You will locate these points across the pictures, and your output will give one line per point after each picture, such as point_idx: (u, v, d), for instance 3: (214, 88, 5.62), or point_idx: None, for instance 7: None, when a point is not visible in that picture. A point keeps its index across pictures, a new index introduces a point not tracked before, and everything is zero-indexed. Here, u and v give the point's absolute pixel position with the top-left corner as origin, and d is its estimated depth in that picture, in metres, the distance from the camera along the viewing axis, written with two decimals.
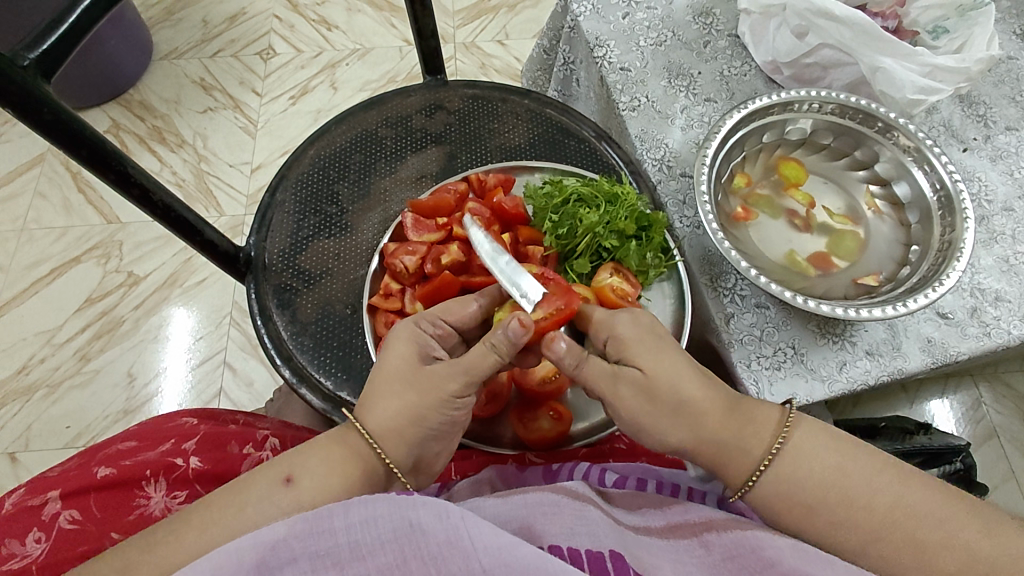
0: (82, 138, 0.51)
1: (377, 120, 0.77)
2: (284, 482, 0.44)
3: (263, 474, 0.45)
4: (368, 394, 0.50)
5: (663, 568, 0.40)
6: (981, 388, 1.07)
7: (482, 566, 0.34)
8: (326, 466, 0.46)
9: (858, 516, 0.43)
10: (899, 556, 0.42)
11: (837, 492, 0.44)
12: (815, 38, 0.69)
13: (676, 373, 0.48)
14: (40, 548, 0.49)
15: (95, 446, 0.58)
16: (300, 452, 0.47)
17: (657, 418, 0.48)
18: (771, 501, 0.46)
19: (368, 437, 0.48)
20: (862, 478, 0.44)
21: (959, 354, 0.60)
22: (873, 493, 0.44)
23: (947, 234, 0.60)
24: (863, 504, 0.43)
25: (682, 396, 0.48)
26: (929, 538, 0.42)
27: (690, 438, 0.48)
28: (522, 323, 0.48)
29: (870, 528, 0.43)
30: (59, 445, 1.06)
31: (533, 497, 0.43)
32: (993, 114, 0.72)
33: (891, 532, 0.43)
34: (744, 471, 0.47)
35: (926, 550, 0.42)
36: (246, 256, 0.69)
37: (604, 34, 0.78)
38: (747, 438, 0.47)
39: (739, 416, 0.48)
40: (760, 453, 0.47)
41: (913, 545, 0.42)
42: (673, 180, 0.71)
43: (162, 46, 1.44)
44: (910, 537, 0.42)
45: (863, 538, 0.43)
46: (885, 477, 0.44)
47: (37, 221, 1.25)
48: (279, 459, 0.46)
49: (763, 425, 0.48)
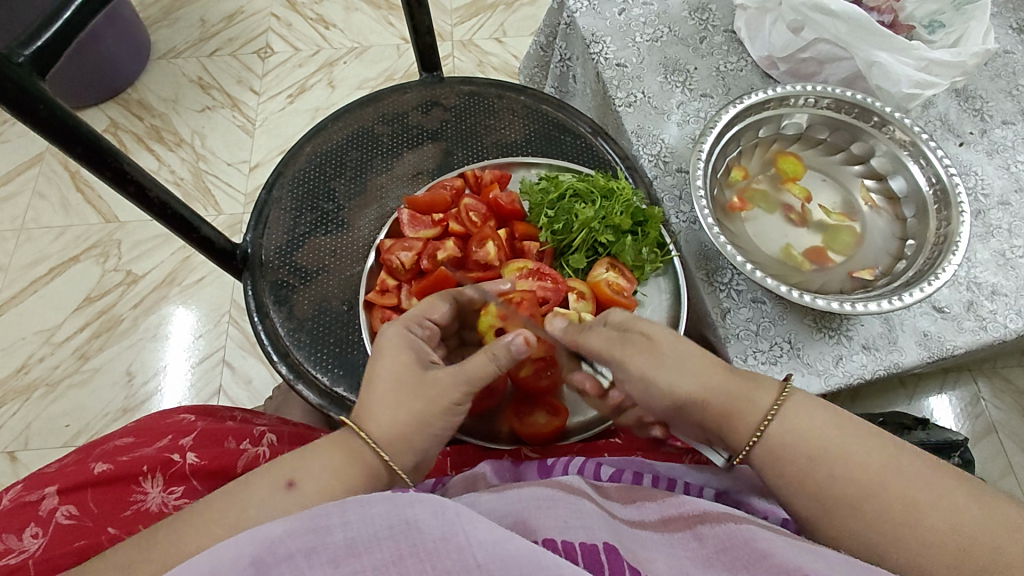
0: (78, 134, 0.51)
1: (374, 116, 0.77)
2: (286, 486, 0.44)
3: (265, 476, 0.44)
4: (371, 398, 0.49)
5: (657, 560, 0.40)
6: (979, 384, 1.07)
7: (477, 562, 0.34)
8: (328, 470, 0.45)
9: (853, 472, 0.43)
10: (891, 515, 0.42)
11: (835, 447, 0.44)
12: (812, 33, 0.69)
13: (676, 337, 0.51)
14: (37, 543, 0.49)
15: (94, 441, 0.58)
16: (302, 456, 0.46)
17: (662, 366, 0.49)
18: (770, 458, 0.46)
19: (375, 447, 0.47)
20: (857, 438, 0.44)
21: (956, 348, 0.60)
22: (868, 452, 0.44)
23: (943, 227, 0.60)
24: (858, 461, 0.43)
25: (686, 351, 0.50)
26: (921, 498, 0.42)
27: (696, 389, 0.48)
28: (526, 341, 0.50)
29: (864, 483, 0.43)
30: (58, 444, 1.06)
31: (529, 492, 0.43)
32: (990, 108, 0.72)
33: (884, 491, 0.42)
34: (747, 428, 0.47)
35: (919, 508, 0.42)
36: (243, 253, 0.69)
37: (601, 30, 0.78)
38: (754, 393, 0.48)
39: (742, 375, 0.49)
40: (766, 404, 0.47)
41: (906, 505, 0.42)
42: (670, 176, 0.71)
43: (160, 45, 1.44)
44: (903, 496, 0.42)
45: (858, 494, 0.43)
46: (880, 440, 0.44)
47: (36, 221, 1.26)
48: (281, 460, 0.45)
49: (765, 389, 0.48)
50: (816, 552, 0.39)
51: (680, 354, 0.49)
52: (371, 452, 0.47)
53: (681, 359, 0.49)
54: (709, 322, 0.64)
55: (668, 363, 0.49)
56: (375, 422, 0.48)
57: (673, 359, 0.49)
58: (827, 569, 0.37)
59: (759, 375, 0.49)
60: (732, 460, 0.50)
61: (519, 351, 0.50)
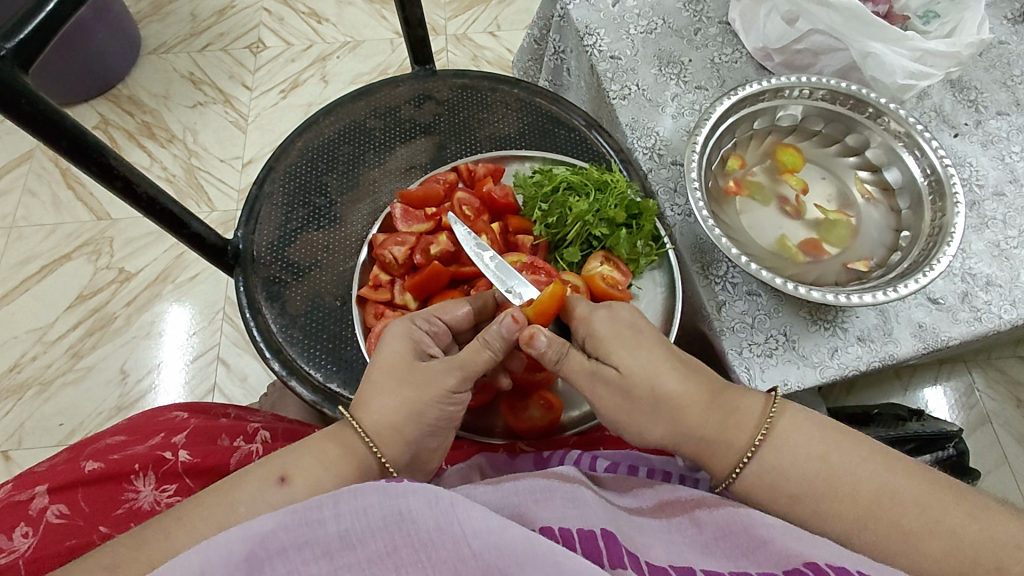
0: (63, 129, 0.51)
1: (366, 110, 0.76)
2: (278, 482, 0.44)
3: (258, 472, 0.44)
4: (367, 396, 0.49)
5: (655, 547, 0.40)
6: (974, 374, 1.07)
7: (472, 551, 0.34)
8: (301, 450, 0.46)
9: (844, 506, 0.43)
10: (881, 546, 0.42)
11: (823, 479, 0.44)
12: (806, 24, 0.68)
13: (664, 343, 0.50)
14: (28, 542, 0.49)
15: (84, 440, 0.58)
16: (293, 450, 0.46)
17: (636, 413, 0.48)
18: (760, 488, 0.46)
19: (368, 441, 0.47)
20: (849, 467, 0.44)
21: (951, 339, 0.60)
22: (857, 480, 0.43)
23: (938, 218, 0.60)
24: (847, 493, 0.43)
25: (675, 380, 0.48)
26: (914, 524, 0.42)
27: (670, 430, 0.48)
28: (516, 319, 0.50)
29: (854, 516, 0.43)
30: (52, 443, 1.06)
31: (525, 484, 0.42)
32: (985, 99, 0.72)
33: (878, 522, 0.42)
34: (725, 465, 0.47)
35: (912, 536, 0.42)
36: (235, 249, 0.68)
37: (594, 22, 0.77)
38: (729, 434, 0.47)
39: (721, 409, 0.47)
40: (742, 445, 0.46)
41: (898, 531, 0.42)
42: (664, 169, 0.70)
43: (150, 40, 1.43)
44: (895, 525, 0.42)
45: (849, 526, 0.43)
46: (872, 465, 0.44)
47: (26, 219, 1.24)
48: (272, 457, 0.46)
49: (746, 414, 0.47)
50: (814, 539, 0.39)
51: (657, 396, 0.48)
52: (361, 443, 0.47)
53: (657, 402, 0.48)
54: (703, 314, 0.64)
55: (646, 406, 0.48)
56: (367, 415, 0.48)
57: (649, 403, 0.48)
58: (827, 553, 0.37)
59: (738, 402, 0.48)
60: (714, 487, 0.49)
61: (510, 332, 0.50)
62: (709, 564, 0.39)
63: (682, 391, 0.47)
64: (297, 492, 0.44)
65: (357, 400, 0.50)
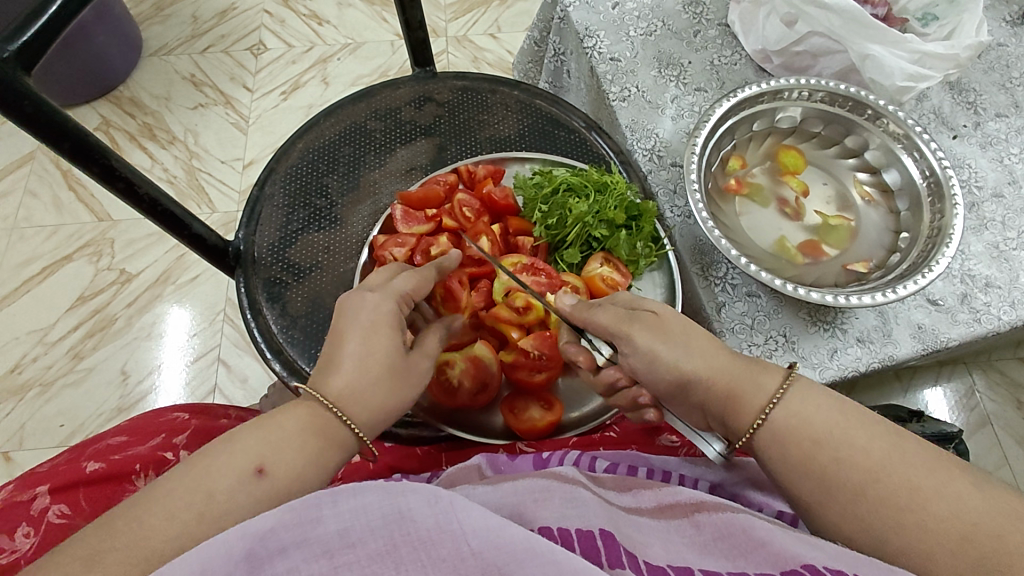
0: (65, 130, 0.51)
1: (366, 112, 0.76)
2: (255, 472, 0.39)
3: (233, 460, 0.39)
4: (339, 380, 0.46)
5: (652, 545, 0.40)
6: (974, 376, 1.07)
7: (471, 549, 0.34)
8: (266, 438, 0.41)
9: (856, 459, 0.42)
10: (890, 501, 0.40)
11: (839, 436, 0.43)
12: (805, 26, 0.69)
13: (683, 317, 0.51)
14: (29, 542, 0.49)
15: (85, 440, 0.58)
16: (270, 432, 0.42)
17: (668, 347, 0.49)
18: (777, 442, 0.45)
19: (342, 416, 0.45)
20: (861, 426, 0.43)
21: (950, 340, 0.60)
22: (872, 438, 0.43)
23: (937, 220, 0.60)
24: (862, 448, 0.42)
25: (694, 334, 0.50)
26: (922, 483, 0.40)
27: (702, 367, 0.48)
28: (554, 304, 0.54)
29: (867, 470, 0.42)
30: (53, 444, 1.06)
31: (523, 484, 0.43)
32: (983, 100, 0.72)
33: (888, 477, 0.41)
34: (750, 415, 0.47)
35: (921, 494, 0.40)
36: (235, 250, 0.69)
37: (594, 24, 0.78)
38: (759, 376, 0.47)
39: (750, 361, 0.49)
40: (773, 386, 0.47)
41: (909, 491, 0.40)
42: (664, 170, 0.71)
43: (152, 42, 1.43)
44: (905, 481, 0.41)
45: (861, 481, 0.42)
46: (882, 430, 0.43)
47: (28, 221, 1.25)
48: (244, 441, 0.41)
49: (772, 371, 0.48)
50: (812, 542, 0.39)
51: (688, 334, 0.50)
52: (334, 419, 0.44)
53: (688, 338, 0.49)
54: (703, 316, 0.64)
55: (676, 342, 0.49)
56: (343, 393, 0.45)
57: (682, 342, 0.49)
58: (828, 554, 0.37)
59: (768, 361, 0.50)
60: (731, 448, 0.50)
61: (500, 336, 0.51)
62: (708, 564, 0.39)
63: (704, 340, 0.50)
64: (266, 481, 0.40)
65: (326, 386, 0.45)
